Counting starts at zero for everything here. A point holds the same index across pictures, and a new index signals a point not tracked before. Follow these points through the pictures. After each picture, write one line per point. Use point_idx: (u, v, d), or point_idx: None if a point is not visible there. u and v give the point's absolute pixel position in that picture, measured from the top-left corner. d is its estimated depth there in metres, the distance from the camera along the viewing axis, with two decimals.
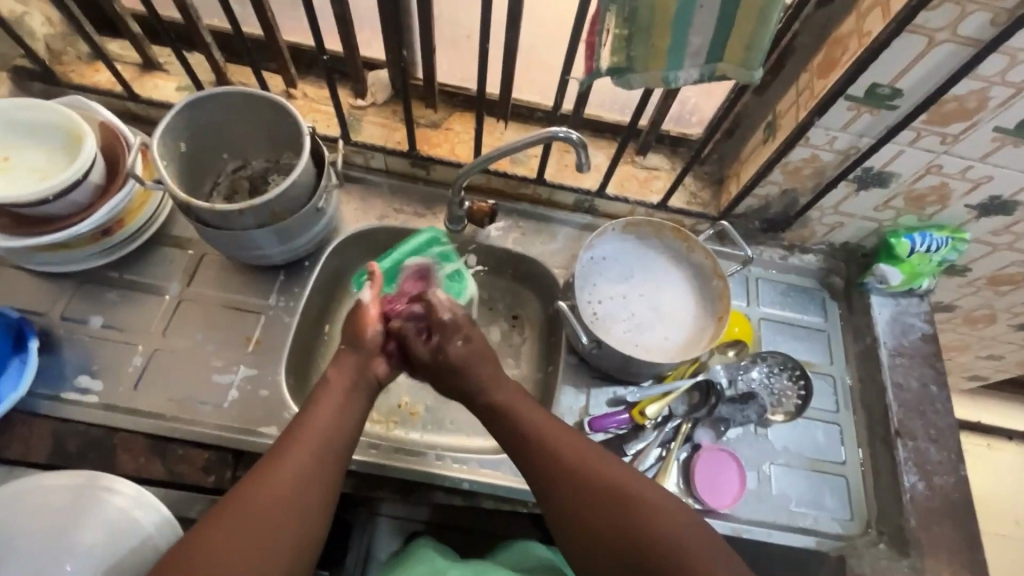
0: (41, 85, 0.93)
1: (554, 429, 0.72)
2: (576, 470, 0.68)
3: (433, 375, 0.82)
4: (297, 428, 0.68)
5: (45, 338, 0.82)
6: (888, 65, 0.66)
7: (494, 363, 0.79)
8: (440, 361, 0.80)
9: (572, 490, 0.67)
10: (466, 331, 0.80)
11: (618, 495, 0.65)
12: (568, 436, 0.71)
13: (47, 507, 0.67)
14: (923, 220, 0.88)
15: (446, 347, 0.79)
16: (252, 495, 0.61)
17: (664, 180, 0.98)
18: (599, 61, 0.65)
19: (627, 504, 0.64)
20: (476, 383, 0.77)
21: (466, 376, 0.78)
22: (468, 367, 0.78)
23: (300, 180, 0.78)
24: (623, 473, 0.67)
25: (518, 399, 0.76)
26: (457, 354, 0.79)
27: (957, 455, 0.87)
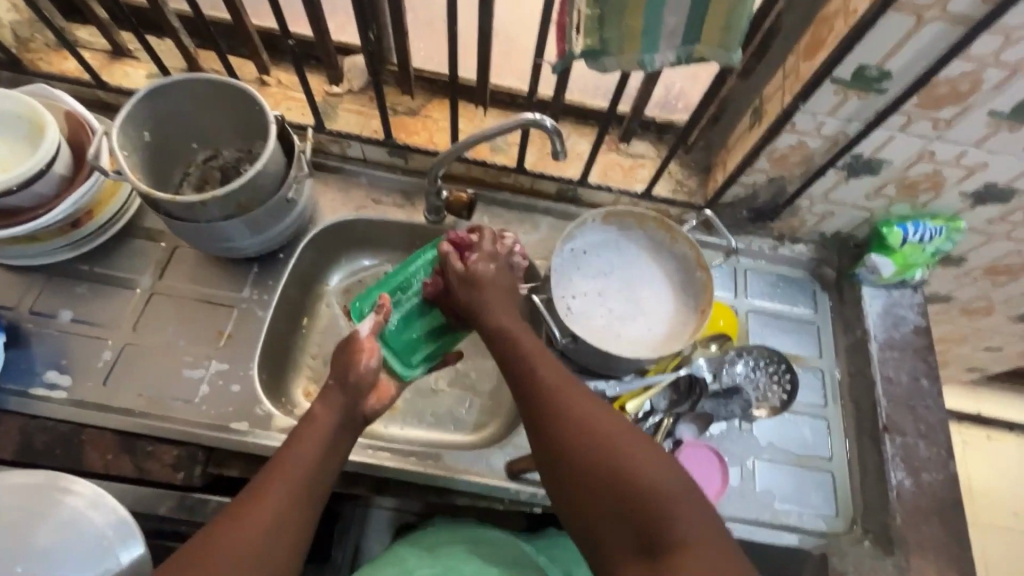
0: (8, 73, 0.90)
1: (559, 387, 0.66)
2: (580, 433, 0.62)
3: (449, 290, 0.80)
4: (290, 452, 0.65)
5: (13, 333, 0.80)
6: (875, 46, 0.63)
7: (512, 302, 0.78)
8: (467, 274, 0.77)
9: (574, 456, 0.61)
10: (502, 263, 0.80)
11: (622, 461, 0.59)
12: (573, 395, 0.65)
13: (7, 507, 0.66)
14: (916, 209, 0.85)
15: (480, 265, 0.78)
16: (239, 513, 0.58)
17: (649, 169, 0.94)
18: (572, 44, 0.62)
19: (633, 470, 0.58)
20: (490, 304, 0.76)
21: (484, 294, 0.76)
22: (485, 287, 0.77)
23: (267, 170, 0.76)
24: (630, 437, 0.61)
25: (532, 338, 0.73)
26: (487, 274, 0.78)
27: (947, 451, 0.85)
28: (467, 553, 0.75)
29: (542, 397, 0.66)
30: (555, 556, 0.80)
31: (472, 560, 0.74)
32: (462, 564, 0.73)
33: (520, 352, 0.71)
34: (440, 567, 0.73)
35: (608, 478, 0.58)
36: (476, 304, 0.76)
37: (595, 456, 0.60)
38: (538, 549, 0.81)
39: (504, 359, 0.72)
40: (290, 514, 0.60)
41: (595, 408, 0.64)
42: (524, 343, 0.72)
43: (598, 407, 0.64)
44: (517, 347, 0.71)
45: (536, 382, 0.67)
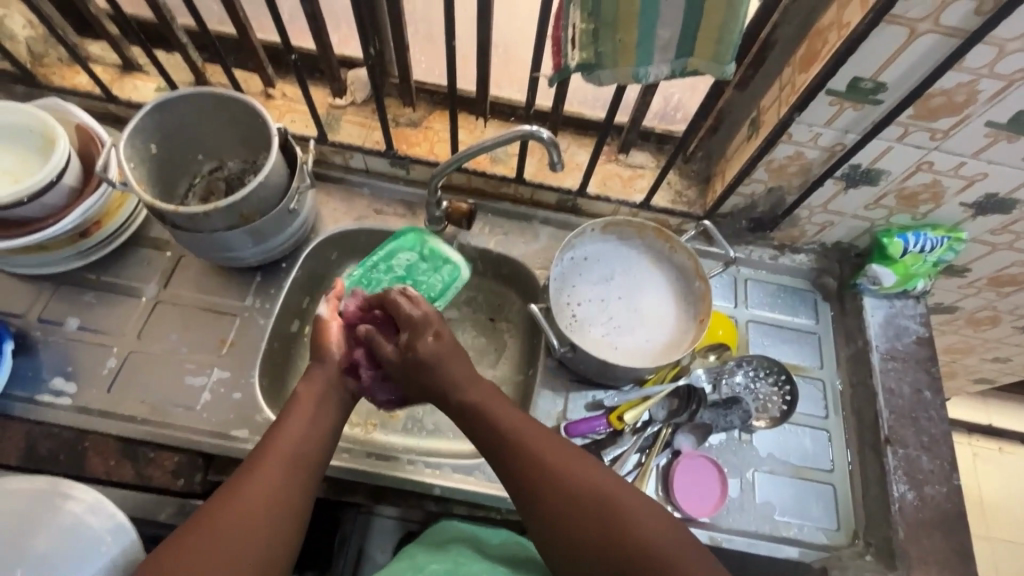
0: (23, 88, 0.93)
1: (542, 430, 0.68)
2: (562, 476, 0.64)
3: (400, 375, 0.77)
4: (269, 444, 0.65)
5: (22, 340, 0.82)
6: (869, 58, 0.64)
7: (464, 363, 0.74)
8: (411, 357, 0.75)
9: (554, 497, 0.63)
10: (437, 328, 0.76)
11: (607, 504, 0.61)
12: (553, 435, 0.67)
13: (10, 513, 0.67)
14: (916, 219, 0.84)
15: (416, 343, 0.74)
16: (222, 515, 0.58)
17: (648, 179, 0.95)
18: (567, 58, 0.63)
19: (618, 514, 0.61)
20: (451, 379, 0.73)
21: (436, 374, 0.73)
22: (439, 363, 0.74)
23: (269, 182, 0.77)
24: (616, 484, 0.63)
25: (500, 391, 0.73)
26: (428, 351, 0.74)
27: (951, 464, 0.83)
28: (474, 553, 0.73)
29: (523, 439, 0.67)
30: None
31: (480, 559, 0.72)
32: (471, 562, 0.71)
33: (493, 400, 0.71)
34: (450, 564, 0.70)
35: (590, 519, 0.61)
36: (433, 381, 0.74)
37: (578, 498, 0.62)
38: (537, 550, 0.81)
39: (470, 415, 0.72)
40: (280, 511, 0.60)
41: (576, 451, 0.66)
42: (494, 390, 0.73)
43: (579, 452, 0.66)
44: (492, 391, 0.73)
45: (516, 425, 0.68)
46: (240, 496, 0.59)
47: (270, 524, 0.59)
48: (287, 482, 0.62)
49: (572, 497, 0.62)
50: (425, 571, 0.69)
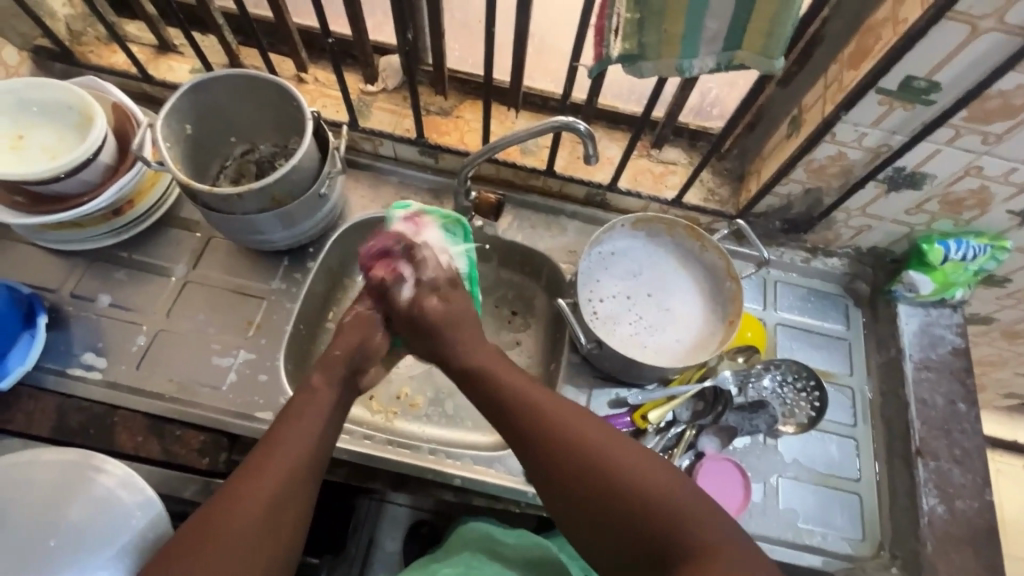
0: (61, 66, 0.94)
1: (555, 421, 0.61)
2: (574, 453, 0.58)
3: (405, 332, 0.78)
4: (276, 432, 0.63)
5: (55, 314, 0.83)
6: (923, 57, 0.62)
7: (469, 318, 0.75)
8: (414, 317, 0.75)
9: (576, 502, 0.57)
10: (445, 289, 0.77)
11: (631, 499, 0.55)
12: (573, 422, 0.60)
13: (41, 485, 0.68)
14: (959, 225, 0.82)
15: (423, 301, 0.75)
16: (226, 504, 0.57)
17: (680, 176, 0.93)
18: (609, 48, 0.61)
19: (646, 507, 0.54)
20: (455, 341, 0.73)
21: (443, 334, 0.74)
22: (444, 325, 0.74)
23: (301, 166, 0.77)
24: (633, 452, 0.58)
25: (493, 374, 0.68)
26: (434, 312, 0.74)
27: (984, 479, 0.81)
28: (487, 557, 0.73)
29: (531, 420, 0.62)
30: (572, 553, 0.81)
31: (493, 563, 0.72)
32: (483, 564, 0.71)
33: (501, 397, 0.66)
34: (462, 567, 0.71)
35: (599, 491, 0.56)
36: (436, 346, 0.74)
37: (599, 494, 0.56)
38: (561, 546, 0.81)
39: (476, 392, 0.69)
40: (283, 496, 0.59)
41: (601, 437, 0.59)
42: (489, 380, 0.68)
43: (587, 421, 0.61)
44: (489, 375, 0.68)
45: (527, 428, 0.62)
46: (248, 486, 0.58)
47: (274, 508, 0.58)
48: (289, 468, 0.60)
49: (595, 496, 0.56)
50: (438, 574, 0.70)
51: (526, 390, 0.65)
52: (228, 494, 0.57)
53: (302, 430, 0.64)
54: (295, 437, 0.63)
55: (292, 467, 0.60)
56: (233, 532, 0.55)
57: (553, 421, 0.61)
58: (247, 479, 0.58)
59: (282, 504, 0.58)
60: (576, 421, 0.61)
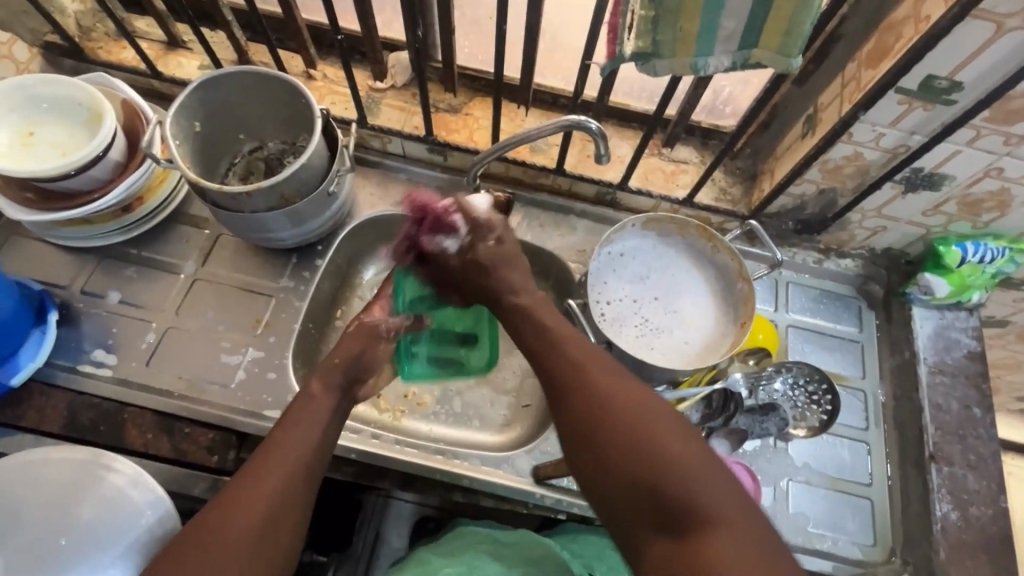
0: (71, 62, 0.94)
1: (587, 378, 0.61)
2: (597, 410, 0.59)
3: (458, 280, 0.78)
4: (276, 437, 0.63)
5: (65, 311, 0.84)
6: (945, 56, 0.60)
7: (522, 261, 0.76)
8: (469, 261, 0.75)
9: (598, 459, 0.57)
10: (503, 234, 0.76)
11: (651, 457, 0.54)
12: (601, 383, 0.60)
13: (53, 483, 0.69)
14: (977, 228, 0.80)
15: (479, 244, 0.75)
16: (225, 506, 0.57)
17: (691, 175, 0.92)
18: (622, 45, 0.60)
19: (664, 468, 0.53)
20: (507, 283, 0.74)
21: (498, 275, 0.74)
22: (500, 267, 0.74)
23: (311, 164, 0.77)
24: (657, 417, 0.57)
25: (539, 320, 0.69)
26: (489, 253, 0.74)
27: (999, 486, 0.80)
28: (488, 556, 0.75)
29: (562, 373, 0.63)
30: (577, 551, 0.78)
31: (494, 562, 0.74)
32: (484, 564, 0.73)
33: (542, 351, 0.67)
34: (464, 567, 0.73)
35: (618, 452, 0.56)
36: (489, 285, 0.74)
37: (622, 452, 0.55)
38: (563, 544, 0.79)
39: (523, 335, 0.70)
40: (283, 500, 0.59)
41: (632, 398, 0.59)
42: (535, 331, 0.69)
43: (617, 381, 0.60)
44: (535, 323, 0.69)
45: (559, 383, 0.62)
46: (248, 490, 0.58)
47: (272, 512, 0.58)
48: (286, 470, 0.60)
49: (612, 459, 0.56)
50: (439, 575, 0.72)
51: (566, 340, 0.66)
52: (228, 497, 0.57)
53: (302, 435, 0.64)
54: (296, 443, 0.63)
55: (291, 469, 0.60)
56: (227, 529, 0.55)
57: (580, 377, 0.61)
58: (247, 482, 0.58)
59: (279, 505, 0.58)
60: (608, 381, 0.60)
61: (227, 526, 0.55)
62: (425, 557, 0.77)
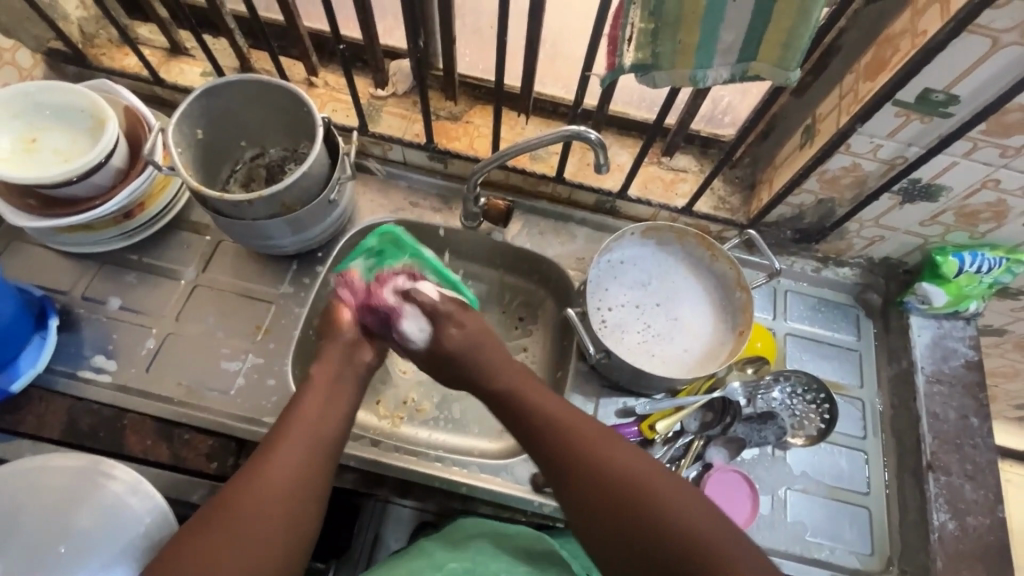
0: (75, 68, 0.94)
1: (572, 436, 0.63)
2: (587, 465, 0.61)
3: (436, 365, 0.78)
4: (288, 417, 0.64)
5: (66, 316, 0.84)
6: (942, 70, 0.61)
7: (495, 341, 0.77)
8: (438, 351, 0.76)
9: (591, 515, 0.59)
10: (460, 319, 0.77)
11: (642, 505, 0.56)
12: (589, 440, 0.63)
13: (52, 490, 0.69)
14: (975, 238, 0.80)
15: (442, 335, 0.76)
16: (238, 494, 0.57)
17: (691, 183, 0.93)
18: (622, 57, 0.60)
19: (655, 514, 0.56)
20: (480, 369, 0.74)
21: (468, 361, 0.74)
22: (467, 353, 0.74)
23: (311, 171, 0.77)
24: (640, 461, 0.60)
25: (519, 396, 0.70)
26: (454, 342, 0.75)
27: (996, 496, 0.80)
28: (492, 552, 0.72)
29: (548, 432, 0.65)
30: (577, 552, 0.78)
31: (499, 559, 0.71)
32: (489, 560, 0.70)
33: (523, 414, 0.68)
34: (468, 562, 0.70)
35: (611, 501, 0.58)
36: (465, 375, 0.74)
37: (610, 505, 0.58)
38: (561, 543, 0.79)
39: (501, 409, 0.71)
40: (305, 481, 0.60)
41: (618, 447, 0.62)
42: (513, 400, 0.70)
43: (602, 436, 0.63)
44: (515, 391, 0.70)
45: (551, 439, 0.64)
46: (267, 473, 0.58)
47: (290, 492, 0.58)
48: (300, 461, 0.60)
49: (607, 506, 0.58)
50: (444, 570, 0.69)
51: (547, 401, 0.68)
52: (242, 481, 0.58)
53: (314, 415, 0.65)
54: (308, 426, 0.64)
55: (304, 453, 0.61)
56: (244, 520, 0.55)
57: (566, 432, 0.64)
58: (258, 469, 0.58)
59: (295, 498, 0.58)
60: (591, 436, 0.63)
61: (250, 510, 0.56)
62: (426, 549, 0.74)
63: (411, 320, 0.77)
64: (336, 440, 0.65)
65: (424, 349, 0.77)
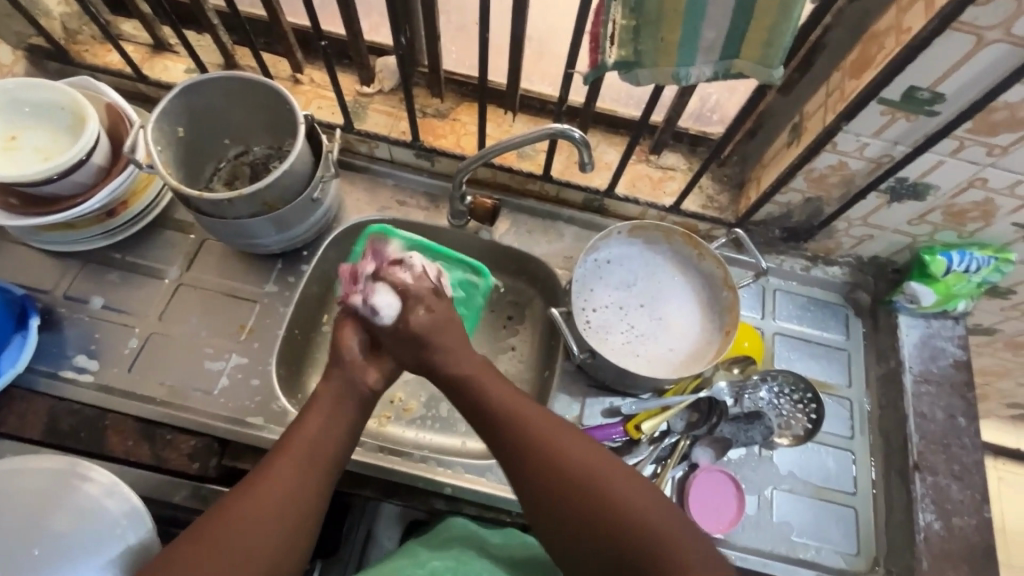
0: (57, 65, 0.93)
1: (543, 438, 0.62)
2: (557, 468, 0.60)
3: (393, 348, 0.75)
4: (287, 435, 0.64)
5: (48, 316, 0.83)
6: (928, 68, 0.60)
7: (455, 323, 0.75)
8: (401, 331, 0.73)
9: (558, 518, 0.59)
10: (432, 300, 0.75)
11: (612, 514, 0.57)
12: (562, 444, 0.62)
13: (32, 491, 0.69)
14: (963, 237, 0.80)
15: (407, 316, 0.73)
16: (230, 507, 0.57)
17: (679, 181, 0.92)
18: (605, 54, 0.59)
19: (629, 522, 0.56)
20: (440, 354, 0.72)
21: (432, 345, 0.72)
22: (431, 336, 0.72)
23: (293, 169, 0.76)
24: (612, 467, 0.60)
25: (482, 389, 0.68)
26: (420, 324, 0.72)
27: (983, 496, 0.80)
28: (476, 553, 0.72)
29: (515, 434, 0.64)
30: None
31: (483, 559, 0.71)
32: (473, 560, 0.70)
33: (484, 406, 0.68)
34: (452, 562, 0.69)
35: (584, 506, 0.58)
36: (426, 358, 0.72)
37: (569, 502, 0.58)
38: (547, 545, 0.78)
39: (462, 403, 0.70)
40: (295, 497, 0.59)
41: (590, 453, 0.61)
42: (477, 393, 0.68)
43: (576, 439, 0.62)
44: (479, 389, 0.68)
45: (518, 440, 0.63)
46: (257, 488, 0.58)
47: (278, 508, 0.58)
48: (300, 471, 0.61)
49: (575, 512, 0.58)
50: (427, 567, 0.68)
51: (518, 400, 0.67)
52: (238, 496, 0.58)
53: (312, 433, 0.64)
54: (304, 442, 0.63)
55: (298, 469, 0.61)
56: (237, 526, 0.56)
57: (534, 434, 0.63)
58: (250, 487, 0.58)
59: (291, 509, 0.58)
60: (567, 439, 0.62)
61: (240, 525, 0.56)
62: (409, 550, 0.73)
63: (382, 293, 0.74)
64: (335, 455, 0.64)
65: (388, 328, 0.73)
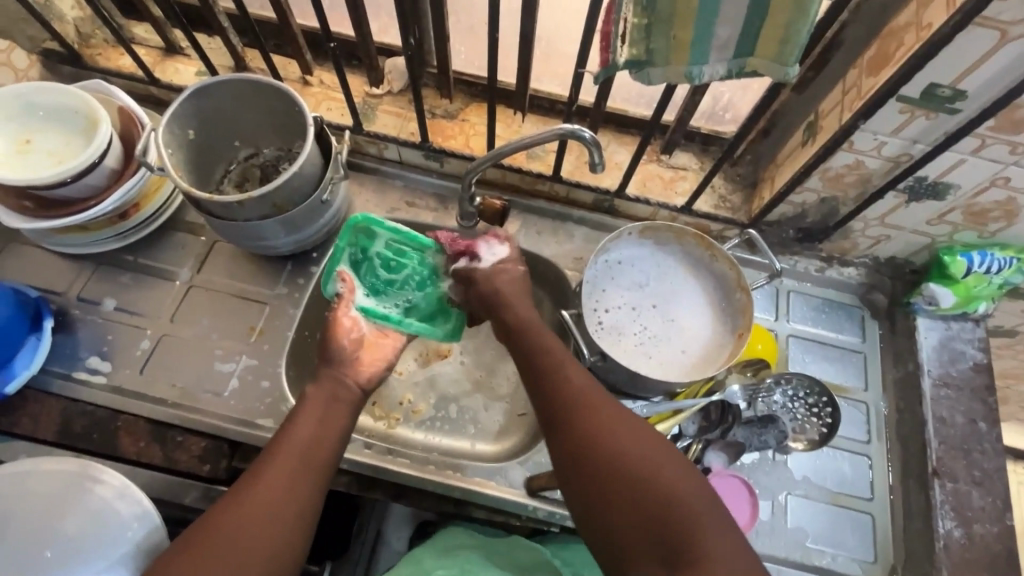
0: (70, 69, 0.94)
1: (583, 417, 0.61)
2: (594, 449, 0.59)
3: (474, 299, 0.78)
4: (278, 439, 0.63)
5: (61, 318, 0.84)
6: (949, 65, 0.58)
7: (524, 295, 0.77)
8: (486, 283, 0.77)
9: (593, 501, 0.57)
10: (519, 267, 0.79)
11: (644, 499, 0.55)
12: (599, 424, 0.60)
13: (46, 492, 0.69)
14: (984, 237, 0.78)
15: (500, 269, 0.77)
16: (225, 510, 0.56)
17: (691, 181, 0.91)
18: (616, 54, 0.58)
19: (663, 508, 0.54)
20: (516, 305, 0.75)
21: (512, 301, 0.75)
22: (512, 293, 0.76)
23: (304, 172, 0.76)
24: (647, 451, 0.58)
25: (549, 346, 0.70)
26: (507, 280, 0.77)
27: (1005, 503, 0.78)
28: (480, 561, 0.73)
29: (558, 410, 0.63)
30: (570, 560, 0.77)
31: (486, 566, 0.72)
32: (477, 568, 0.71)
33: (536, 375, 0.67)
34: (456, 570, 0.71)
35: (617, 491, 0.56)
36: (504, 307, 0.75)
37: (602, 486, 0.57)
38: (554, 552, 0.78)
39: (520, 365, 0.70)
40: (292, 497, 0.59)
41: (626, 435, 0.59)
42: (541, 348, 0.69)
43: (616, 420, 0.61)
44: (535, 356, 0.69)
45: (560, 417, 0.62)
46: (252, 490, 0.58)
47: (274, 509, 0.57)
48: (287, 473, 0.60)
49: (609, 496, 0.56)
50: None
51: (564, 375, 0.66)
52: (230, 500, 0.57)
53: (303, 436, 0.64)
54: (291, 446, 0.62)
55: (289, 472, 0.60)
56: (228, 532, 0.55)
57: (572, 412, 0.62)
58: (244, 489, 0.58)
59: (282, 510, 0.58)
60: (603, 420, 0.61)
61: (238, 527, 0.55)
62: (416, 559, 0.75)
63: (496, 244, 0.79)
64: (328, 457, 0.64)
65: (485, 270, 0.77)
